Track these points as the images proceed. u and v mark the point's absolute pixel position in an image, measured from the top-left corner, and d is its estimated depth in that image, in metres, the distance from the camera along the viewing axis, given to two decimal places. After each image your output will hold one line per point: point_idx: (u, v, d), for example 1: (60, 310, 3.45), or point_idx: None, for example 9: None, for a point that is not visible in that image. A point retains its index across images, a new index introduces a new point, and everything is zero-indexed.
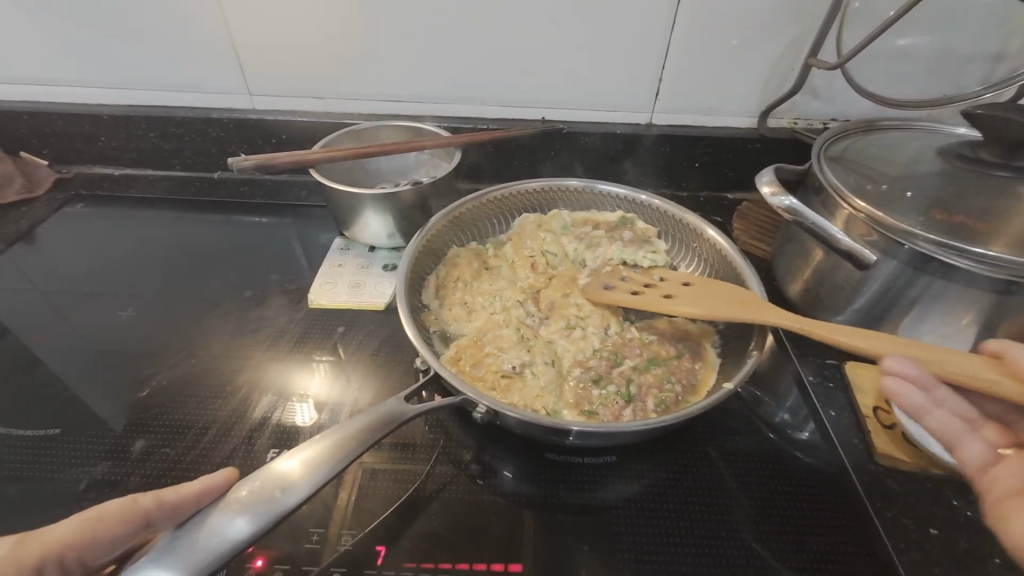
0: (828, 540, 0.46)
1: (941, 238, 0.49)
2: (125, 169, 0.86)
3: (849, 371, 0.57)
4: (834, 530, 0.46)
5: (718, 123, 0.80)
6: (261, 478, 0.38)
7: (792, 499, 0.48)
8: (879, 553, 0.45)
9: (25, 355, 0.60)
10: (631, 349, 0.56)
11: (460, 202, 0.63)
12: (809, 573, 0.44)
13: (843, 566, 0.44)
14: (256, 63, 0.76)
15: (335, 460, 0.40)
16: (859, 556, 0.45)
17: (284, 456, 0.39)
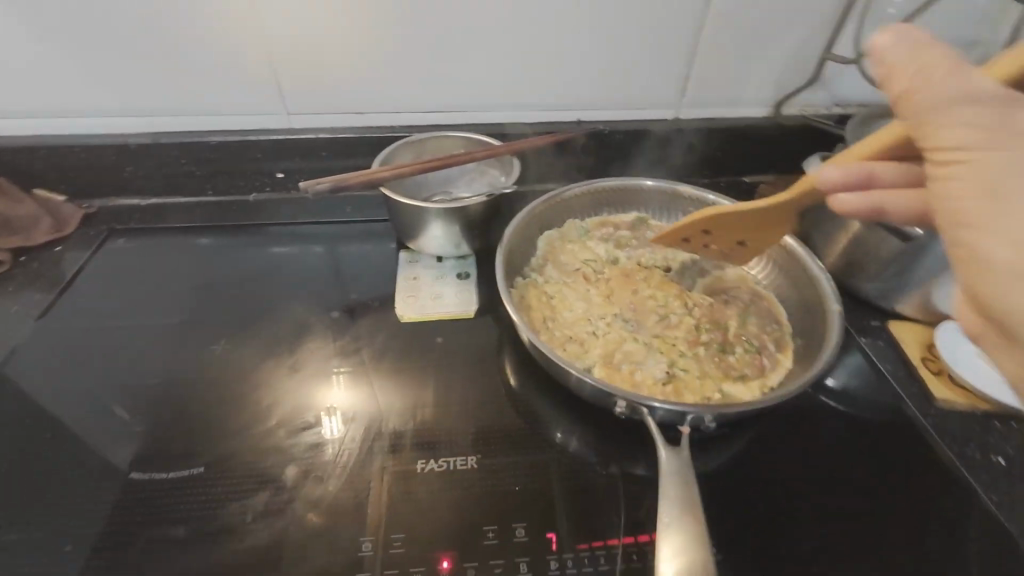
0: (916, 478, 0.55)
1: None
2: (153, 198, 0.83)
3: (892, 329, 0.66)
4: (919, 469, 0.55)
5: (738, 114, 0.86)
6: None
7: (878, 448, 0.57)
8: (960, 481, 0.54)
9: (120, 400, 0.58)
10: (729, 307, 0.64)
11: (534, 204, 0.67)
12: (908, 507, 0.53)
13: (935, 497, 0.53)
14: (294, 82, 0.76)
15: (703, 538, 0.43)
16: (946, 486, 0.54)
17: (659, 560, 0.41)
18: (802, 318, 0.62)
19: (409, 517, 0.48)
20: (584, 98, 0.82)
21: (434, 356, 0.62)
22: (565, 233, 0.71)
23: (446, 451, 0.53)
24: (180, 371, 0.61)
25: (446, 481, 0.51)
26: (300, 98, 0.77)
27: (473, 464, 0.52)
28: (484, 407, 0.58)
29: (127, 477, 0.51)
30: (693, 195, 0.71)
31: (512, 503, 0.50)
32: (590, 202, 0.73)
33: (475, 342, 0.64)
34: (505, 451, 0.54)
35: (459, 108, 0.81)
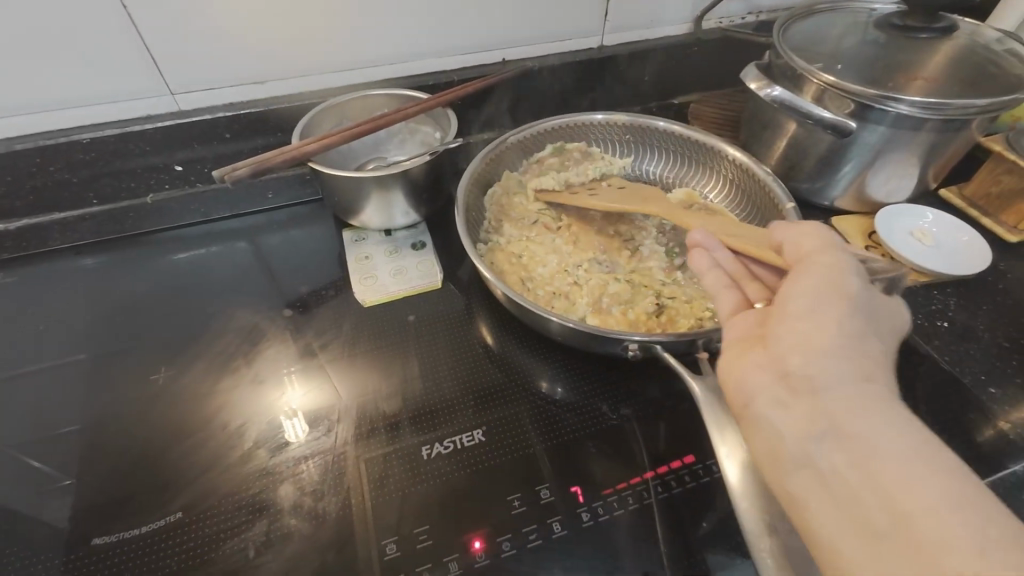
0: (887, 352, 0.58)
1: (924, 99, 0.58)
2: (24, 220, 0.69)
3: (835, 225, 0.70)
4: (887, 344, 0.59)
5: (660, 34, 0.84)
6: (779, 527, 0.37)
7: None
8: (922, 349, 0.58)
9: (51, 460, 0.50)
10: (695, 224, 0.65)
11: (482, 157, 0.63)
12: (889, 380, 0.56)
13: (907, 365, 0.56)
14: (171, 53, 0.63)
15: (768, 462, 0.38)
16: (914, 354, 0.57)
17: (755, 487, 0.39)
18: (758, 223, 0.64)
19: (427, 506, 0.45)
20: (506, 35, 0.76)
21: (409, 335, 0.58)
22: (507, 186, 0.67)
23: (448, 431, 0.50)
24: (115, 412, 0.53)
25: (457, 461, 0.48)
26: (183, 74, 0.65)
27: (479, 438, 0.50)
28: (477, 374, 0.55)
29: (88, 544, 0.44)
30: (641, 123, 0.69)
31: (527, 468, 0.48)
32: (539, 144, 0.69)
33: (447, 313, 0.61)
34: (506, 416, 0.52)
35: (374, 63, 0.73)
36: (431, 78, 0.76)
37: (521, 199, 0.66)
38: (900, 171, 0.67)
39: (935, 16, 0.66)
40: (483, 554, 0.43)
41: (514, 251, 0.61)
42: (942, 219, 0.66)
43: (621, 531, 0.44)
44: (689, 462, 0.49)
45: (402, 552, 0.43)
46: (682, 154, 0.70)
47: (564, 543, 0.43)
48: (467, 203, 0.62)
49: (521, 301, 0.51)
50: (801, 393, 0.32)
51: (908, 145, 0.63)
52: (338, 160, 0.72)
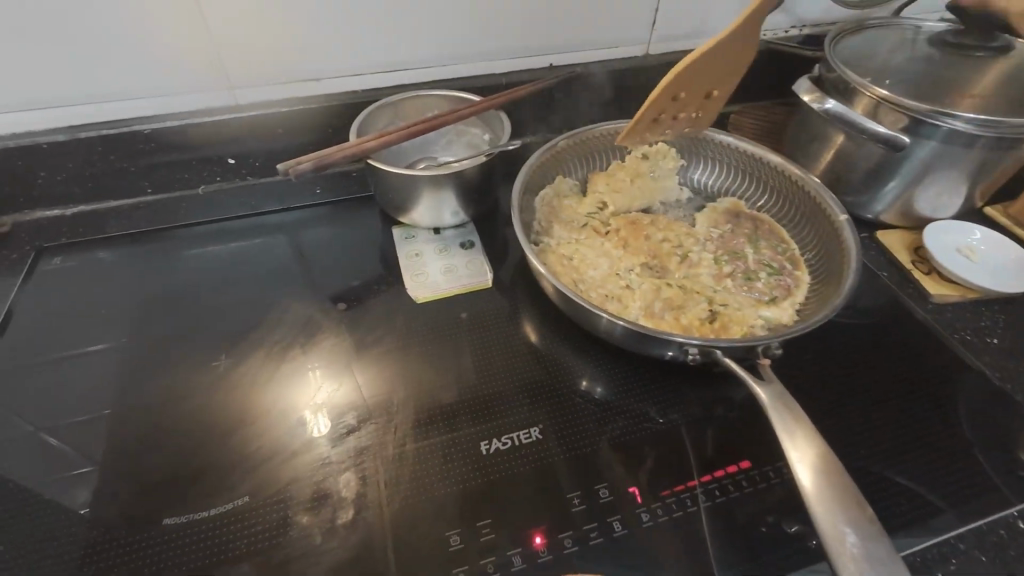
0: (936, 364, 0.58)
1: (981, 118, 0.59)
2: (81, 206, 0.71)
3: (880, 239, 0.70)
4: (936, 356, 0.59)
5: (705, 44, 0.85)
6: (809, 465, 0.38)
7: (898, 347, 0.60)
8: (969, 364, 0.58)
9: (115, 440, 0.51)
10: (742, 234, 0.65)
11: (535, 159, 0.64)
12: (941, 391, 0.56)
13: (956, 379, 0.56)
14: (234, 48, 0.65)
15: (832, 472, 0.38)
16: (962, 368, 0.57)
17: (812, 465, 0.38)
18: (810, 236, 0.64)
19: (488, 501, 0.46)
20: (556, 41, 0.77)
21: (460, 331, 0.59)
22: (558, 189, 0.67)
23: (506, 428, 0.51)
24: (172, 399, 0.54)
25: (517, 459, 0.49)
26: (244, 68, 0.67)
27: (537, 436, 0.50)
28: (531, 371, 0.56)
29: (158, 523, 0.45)
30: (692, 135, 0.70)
31: (585, 467, 0.48)
32: (588, 150, 0.70)
33: (495, 313, 0.61)
34: (562, 414, 0.52)
35: (426, 63, 0.74)
36: (480, 81, 0.77)
37: (573, 200, 0.68)
38: (948, 187, 0.67)
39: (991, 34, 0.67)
40: (545, 550, 0.43)
41: (566, 254, 0.61)
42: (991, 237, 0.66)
43: (680, 534, 0.45)
44: (745, 468, 0.49)
45: (465, 545, 0.43)
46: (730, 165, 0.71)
47: (624, 543, 0.44)
48: (521, 205, 0.62)
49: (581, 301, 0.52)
50: None
51: (958, 162, 0.64)
52: (388, 157, 0.74)
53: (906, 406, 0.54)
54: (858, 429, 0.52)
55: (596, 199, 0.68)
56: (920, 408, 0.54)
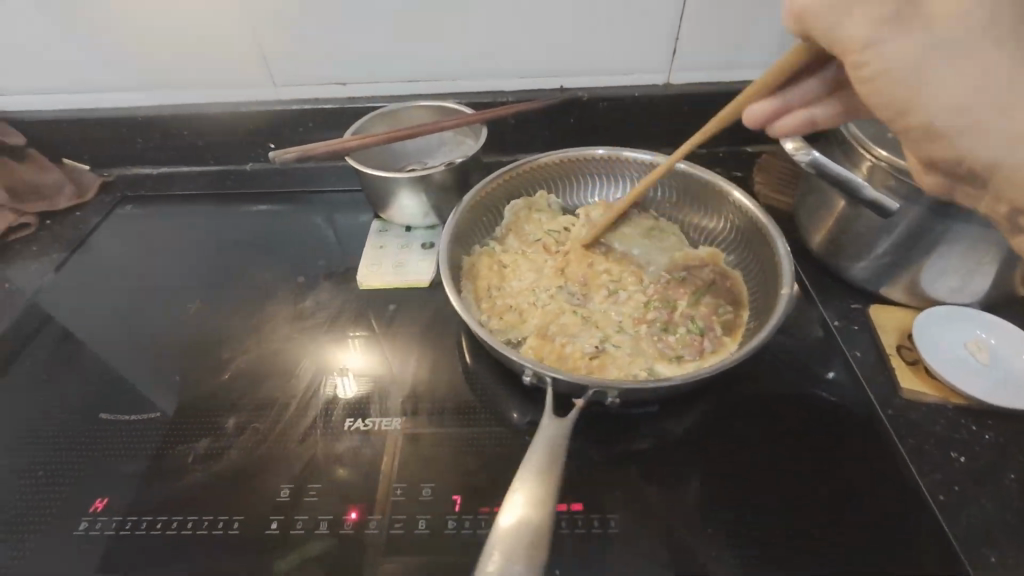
0: (857, 465, 0.51)
1: None
2: (163, 168, 0.90)
3: (873, 314, 0.61)
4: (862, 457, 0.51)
5: (736, 76, 0.80)
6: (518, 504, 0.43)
7: (822, 436, 0.53)
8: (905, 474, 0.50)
9: (109, 348, 0.66)
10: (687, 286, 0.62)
11: (502, 171, 0.66)
12: (844, 497, 0.49)
13: (874, 488, 0.49)
14: (277, 52, 0.78)
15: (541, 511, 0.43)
16: (888, 479, 0.50)
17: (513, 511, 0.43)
18: (762, 301, 0.60)
19: (328, 470, 0.51)
20: (566, 64, 0.79)
21: (387, 321, 0.65)
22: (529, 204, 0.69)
23: (376, 411, 0.55)
24: (159, 330, 0.68)
25: (369, 441, 0.53)
26: (284, 70, 0.79)
27: (396, 426, 0.54)
28: (423, 368, 0.59)
29: (97, 418, 0.59)
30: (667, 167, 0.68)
31: (424, 466, 0.51)
32: (567, 170, 0.71)
33: (426, 311, 0.66)
34: (432, 412, 0.55)
35: (439, 76, 0.81)
36: (489, 95, 0.82)
37: (531, 214, 0.69)
38: (966, 269, 0.57)
39: None
40: (351, 524, 0.48)
41: (498, 267, 0.64)
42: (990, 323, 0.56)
43: (474, 551, 0.46)
44: (573, 510, 0.49)
45: (291, 499, 0.50)
46: (717, 210, 0.68)
47: (420, 541, 0.46)
48: (475, 211, 0.66)
49: (467, 318, 0.53)
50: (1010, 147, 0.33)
51: (967, 241, 0.54)
52: (385, 159, 0.81)
53: (794, 498, 0.49)
54: (715, 509, 0.49)
55: (555, 227, 0.69)
56: (810, 503, 0.49)
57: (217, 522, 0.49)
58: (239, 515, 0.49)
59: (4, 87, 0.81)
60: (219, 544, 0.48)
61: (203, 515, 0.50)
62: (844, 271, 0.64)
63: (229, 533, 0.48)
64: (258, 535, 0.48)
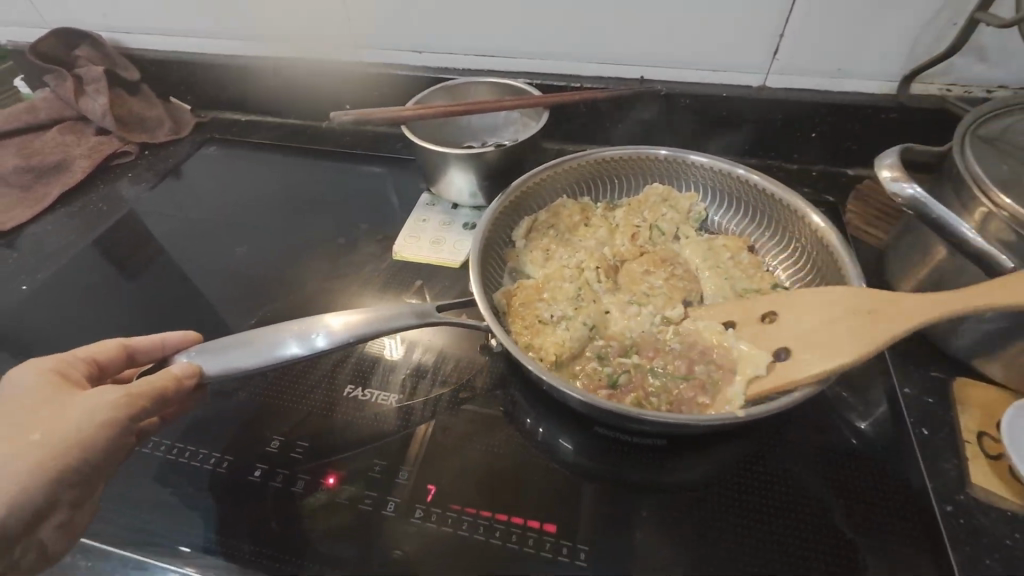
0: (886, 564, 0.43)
1: None
2: (251, 116, 0.96)
3: (956, 388, 0.52)
4: (894, 556, 0.44)
5: (847, 87, 0.69)
6: (363, 313, 0.50)
7: (851, 519, 0.46)
8: None
9: (169, 274, 0.73)
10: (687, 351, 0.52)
11: (570, 157, 0.65)
12: None
13: None
14: (360, 15, 0.78)
15: (375, 327, 0.49)
16: None
17: (338, 314, 0.49)
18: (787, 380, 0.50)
19: (319, 428, 0.52)
20: (651, 53, 0.72)
21: (412, 295, 0.65)
22: (585, 207, 0.66)
23: (376, 383, 0.55)
24: (217, 269, 0.73)
25: (364, 410, 0.53)
26: (365, 35, 0.80)
27: (391, 402, 0.54)
28: (432, 349, 0.58)
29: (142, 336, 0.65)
30: (720, 168, 0.65)
31: (410, 447, 0.50)
32: (645, 171, 0.68)
33: (453, 292, 0.65)
34: (434, 398, 0.54)
35: (514, 54, 0.77)
36: (563, 78, 0.77)
37: (592, 207, 0.67)
38: None
39: None
40: (325, 489, 0.48)
41: (553, 224, 0.64)
42: None
43: (433, 545, 0.44)
44: (544, 530, 0.46)
45: (278, 452, 0.50)
46: (814, 261, 0.59)
47: (386, 522, 0.46)
48: (535, 190, 0.65)
49: (472, 247, 0.56)
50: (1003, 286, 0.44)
51: None
52: (443, 135, 0.80)
53: None
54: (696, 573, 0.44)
55: (633, 227, 0.65)
56: None
57: (212, 458, 0.50)
58: (223, 451, 0.50)
59: (129, 25, 0.89)
60: (202, 476, 0.49)
61: (193, 445, 0.51)
62: (931, 331, 0.55)
63: (219, 471, 0.49)
64: (241, 477, 0.49)
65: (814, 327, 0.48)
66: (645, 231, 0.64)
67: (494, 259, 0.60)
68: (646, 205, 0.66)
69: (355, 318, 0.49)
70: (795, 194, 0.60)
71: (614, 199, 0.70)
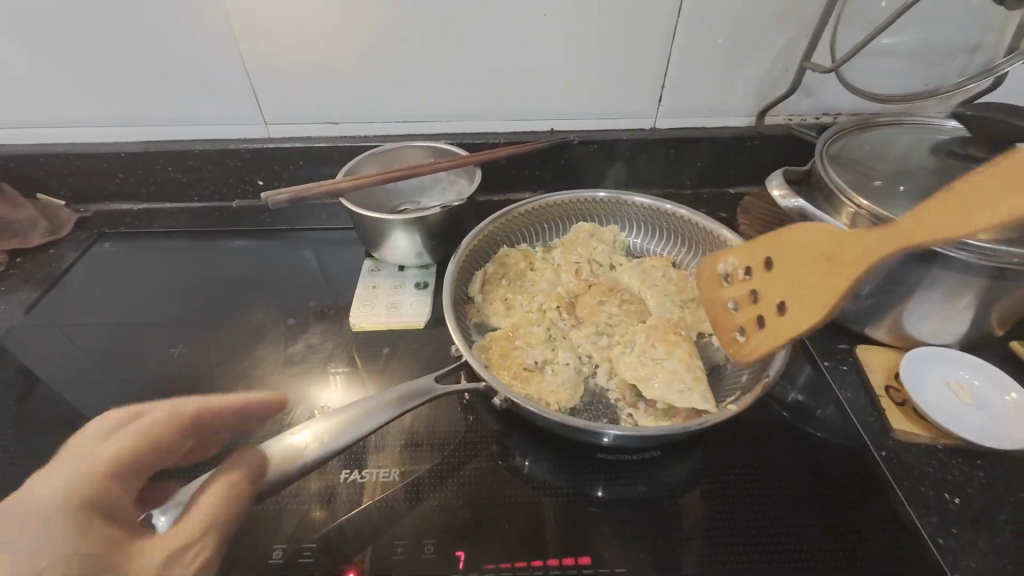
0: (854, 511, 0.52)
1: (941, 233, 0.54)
2: (144, 204, 0.88)
3: (859, 354, 0.64)
4: (858, 502, 0.53)
5: (719, 123, 0.83)
6: (324, 425, 0.48)
7: (818, 482, 0.54)
8: (902, 518, 0.51)
9: (85, 395, 0.63)
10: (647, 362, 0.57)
11: (512, 208, 0.70)
12: (841, 548, 0.50)
13: (868, 532, 0.51)
14: (268, 91, 0.77)
15: (343, 435, 0.48)
16: (884, 524, 0.51)
17: (300, 429, 0.47)
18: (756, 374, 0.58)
19: (325, 528, 0.49)
20: (558, 108, 0.81)
21: (384, 365, 0.64)
22: (529, 253, 0.71)
23: (371, 462, 0.54)
24: (146, 377, 0.65)
25: (364, 492, 0.52)
26: (276, 111, 0.79)
27: (394, 477, 0.53)
28: (419, 418, 0.58)
29: None
30: (648, 204, 0.73)
31: (427, 520, 0.50)
32: (575, 212, 0.75)
33: (423, 355, 0.65)
34: (434, 463, 0.55)
35: (432, 118, 0.81)
36: (481, 136, 0.83)
37: (532, 252, 0.71)
38: (946, 312, 0.59)
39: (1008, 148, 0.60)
40: None
41: (503, 274, 0.67)
42: (960, 362, 0.60)
43: None
44: (580, 564, 0.48)
45: (284, 562, 0.47)
46: None
47: None
48: (484, 245, 0.69)
49: (446, 307, 0.58)
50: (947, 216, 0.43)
51: (948, 287, 0.57)
52: (374, 201, 0.81)
53: (794, 548, 0.50)
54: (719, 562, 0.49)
55: (573, 264, 0.70)
56: (811, 550, 0.49)
57: None
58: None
59: None
60: None
61: None
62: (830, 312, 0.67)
63: None
64: None
65: (812, 280, 0.51)
66: (585, 266, 0.70)
67: (461, 317, 0.62)
68: (578, 242, 0.72)
69: (320, 436, 0.47)
70: (707, 217, 0.70)
71: (550, 240, 0.75)
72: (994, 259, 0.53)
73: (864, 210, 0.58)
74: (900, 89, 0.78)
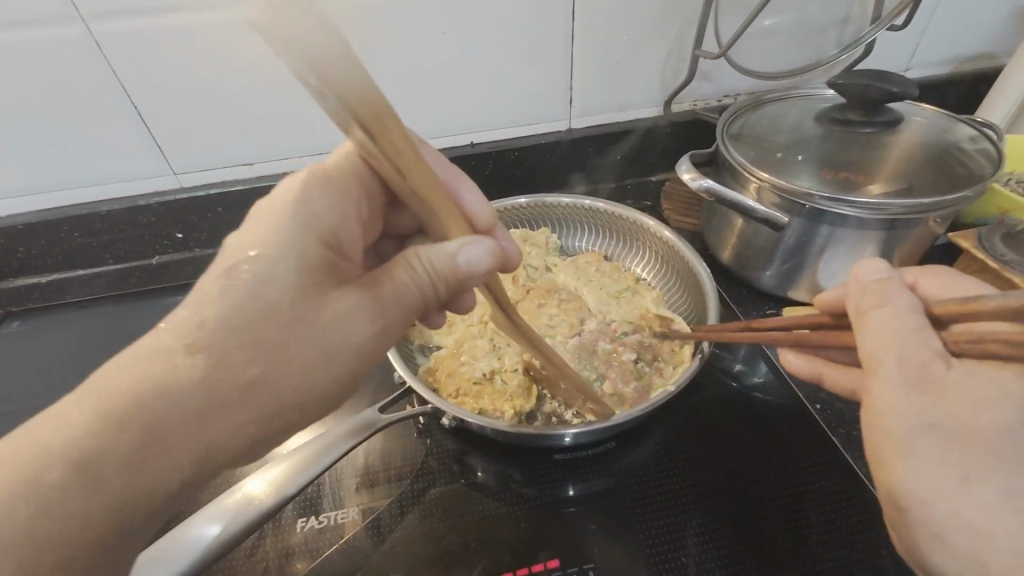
0: (801, 463, 0.56)
1: (834, 194, 0.57)
2: (54, 275, 0.82)
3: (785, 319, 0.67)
4: (803, 455, 0.56)
5: (632, 116, 0.87)
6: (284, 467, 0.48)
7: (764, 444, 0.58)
8: (842, 465, 0.55)
9: None
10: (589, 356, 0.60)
11: None
12: (789, 505, 0.53)
13: (817, 485, 0.54)
14: (175, 142, 0.75)
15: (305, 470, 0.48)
16: (829, 472, 0.55)
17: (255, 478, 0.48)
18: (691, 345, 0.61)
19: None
20: (474, 122, 0.82)
21: None
22: None
23: (328, 505, 0.53)
24: None
25: (322, 536, 0.51)
26: (185, 159, 0.76)
27: (354, 515, 0.52)
28: (372, 451, 0.57)
29: None
30: (571, 203, 0.74)
31: (392, 553, 0.50)
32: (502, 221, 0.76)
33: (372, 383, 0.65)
34: (392, 494, 0.54)
35: None
36: None
37: None
38: (854, 266, 0.63)
39: (877, 109, 0.65)
40: None
41: None
42: None
43: None
44: (549, 568, 0.49)
45: None
46: (661, 256, 0.71)
47: None
48: None
49: None
50: (962, 446, 0.34)
51: (850, 242, 0.61)
52: None
53: (748, 514, 0.52)
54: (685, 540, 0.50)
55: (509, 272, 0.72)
56: (767, 511, 0.52)
57: None
58: None
59: None
60: None
61: None
62: (752, 279, 0.71)
63: None
64: None
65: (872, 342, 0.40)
66: (522, 272, 0.71)
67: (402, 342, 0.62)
68: None
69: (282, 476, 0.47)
70: (628, 208, 0.72)
71: None
72: (880, 210, 0.57)
73: (764, 181, 0.61)
74: (787, 66, 0.84)
